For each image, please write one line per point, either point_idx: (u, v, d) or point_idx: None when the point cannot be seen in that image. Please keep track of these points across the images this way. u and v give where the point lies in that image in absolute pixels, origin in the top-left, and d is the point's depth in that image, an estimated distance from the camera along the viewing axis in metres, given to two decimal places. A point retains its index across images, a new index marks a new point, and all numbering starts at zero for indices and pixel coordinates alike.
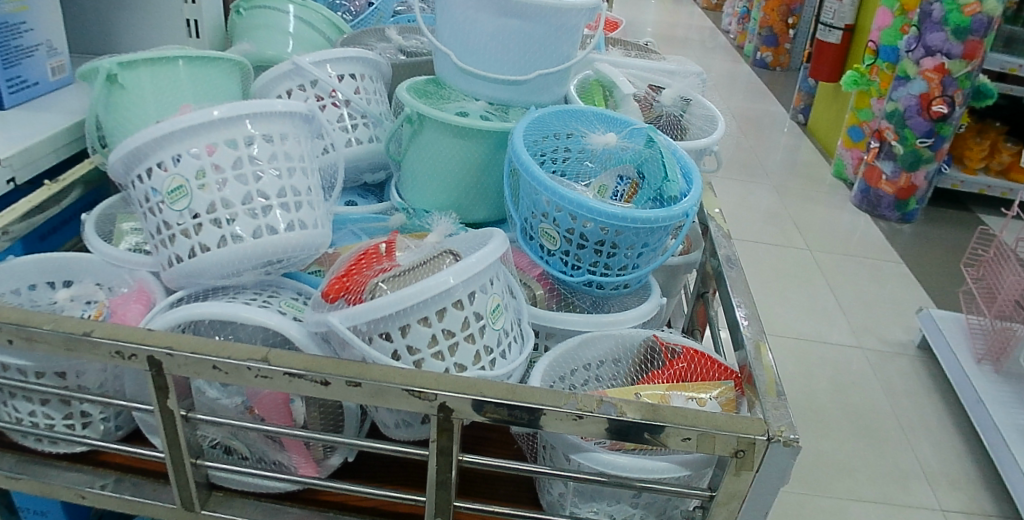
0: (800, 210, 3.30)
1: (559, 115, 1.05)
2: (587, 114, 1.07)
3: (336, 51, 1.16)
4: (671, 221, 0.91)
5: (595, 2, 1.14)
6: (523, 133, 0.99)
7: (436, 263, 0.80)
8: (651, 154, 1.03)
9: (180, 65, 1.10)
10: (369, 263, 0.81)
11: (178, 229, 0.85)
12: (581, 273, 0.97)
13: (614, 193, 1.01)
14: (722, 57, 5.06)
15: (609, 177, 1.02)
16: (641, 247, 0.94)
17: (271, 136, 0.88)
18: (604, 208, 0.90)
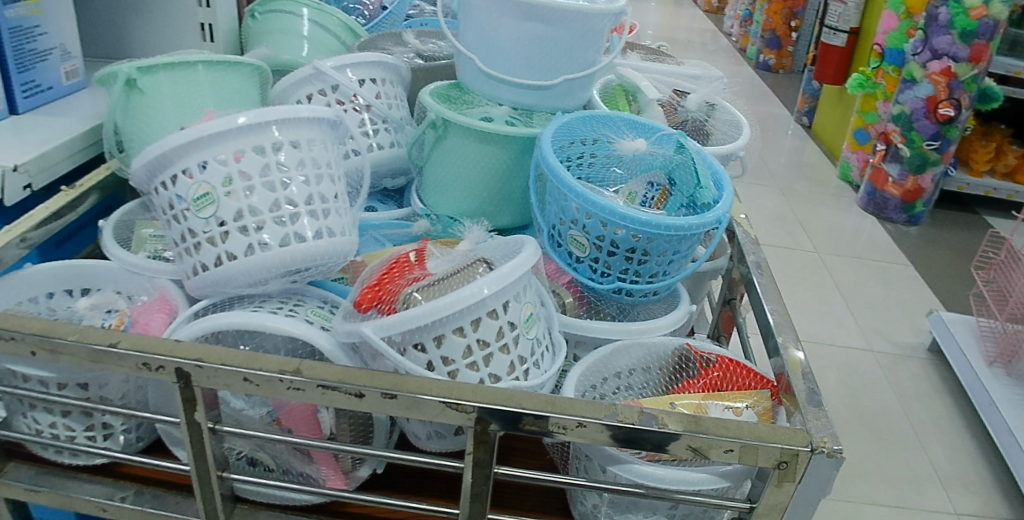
0: (808, 212, 3.29)
1: (586, 121, 1.04)
2: (615, 120, 1.06)
3: (357, 56, 1.15)
4: (703, 228, 0.90)
5: (619, 7, 1.13)
6: (551, 138, 0.98)
7: (470, 271, 0.79)
8: (680, 161, 1.01)
9: (200, 69, 1.09)
10: (401, 272, 0.80)
11: (204, 237, 0.84)
12: (610, 280, 0.96)
13: (644, 199, 1.00)
14: (726, 59, 5.05)
15: (638, 184, 1.01)
16: (672, 255, 0.93)
17: (299, 142, 0.86)
18: (636, 214, 0.88)
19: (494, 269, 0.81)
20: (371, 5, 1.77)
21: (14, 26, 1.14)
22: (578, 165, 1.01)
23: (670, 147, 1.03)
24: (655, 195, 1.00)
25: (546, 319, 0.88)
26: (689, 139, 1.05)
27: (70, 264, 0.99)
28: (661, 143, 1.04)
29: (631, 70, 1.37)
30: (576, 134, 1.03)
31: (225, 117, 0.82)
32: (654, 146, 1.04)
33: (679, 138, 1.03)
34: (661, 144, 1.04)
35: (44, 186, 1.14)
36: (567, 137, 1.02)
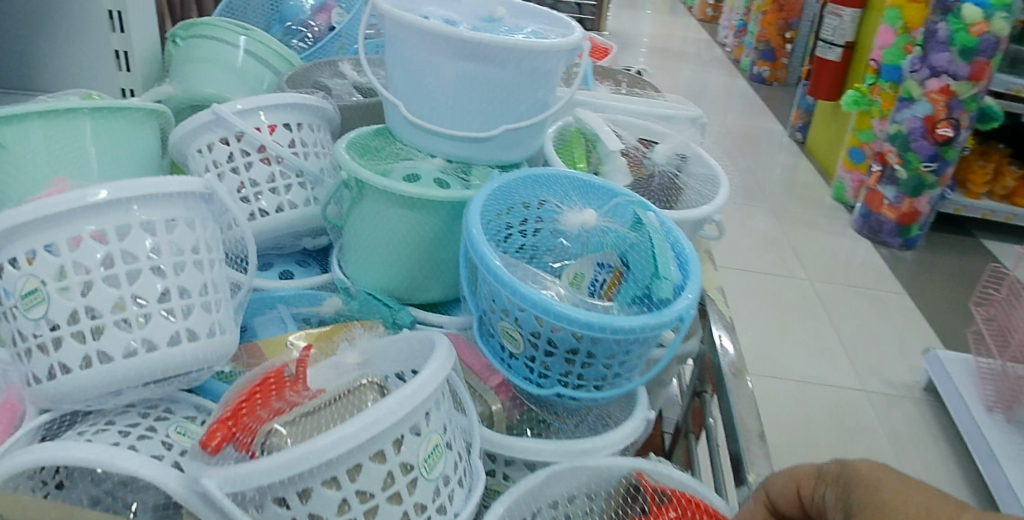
0: (800, 236, 3.12)
1: (526, 182, 0.89)
2: (564, 180, 0.90)
3: (269, 97, 0.99)
4: (660, 328, 0.73)
5: (575, 41, 0.97)
6: (481, 206, 0.83)
7: (355, 399, 0.63)
8: (639, 237, 0.85)
9: (85, 119, 0.90)
10: (268, 398, 0.63)
11: (33, 343, 0.66)
12: (551, 384, 0.79)
13: (594, 283, 0.84)
14: (718, 71, 4.89)
15: (587, 263, 0.85)
16: (624, 357, 0.76)
17: (160, 222, 0.68)
18: (577, 312, 0.71)
19: (389, 393, 0.64)
20: (317, 25, 1.57)
21: None
22: (515, 238, 0.85)
23: (628, 219, 0.87)
24: (607, 278, 0.84)
25: (463, 437, 0.72)
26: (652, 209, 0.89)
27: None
28: (618, 214, 0.88)
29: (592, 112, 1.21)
30: (514, 200, 0.87)
31: (73, 191, 0.65)
32: (608, 216, 0.88)
33: (638, 209, 0.87)
34: (618, 215, 0.88)
35: None
36: (501, 204, 0.86)
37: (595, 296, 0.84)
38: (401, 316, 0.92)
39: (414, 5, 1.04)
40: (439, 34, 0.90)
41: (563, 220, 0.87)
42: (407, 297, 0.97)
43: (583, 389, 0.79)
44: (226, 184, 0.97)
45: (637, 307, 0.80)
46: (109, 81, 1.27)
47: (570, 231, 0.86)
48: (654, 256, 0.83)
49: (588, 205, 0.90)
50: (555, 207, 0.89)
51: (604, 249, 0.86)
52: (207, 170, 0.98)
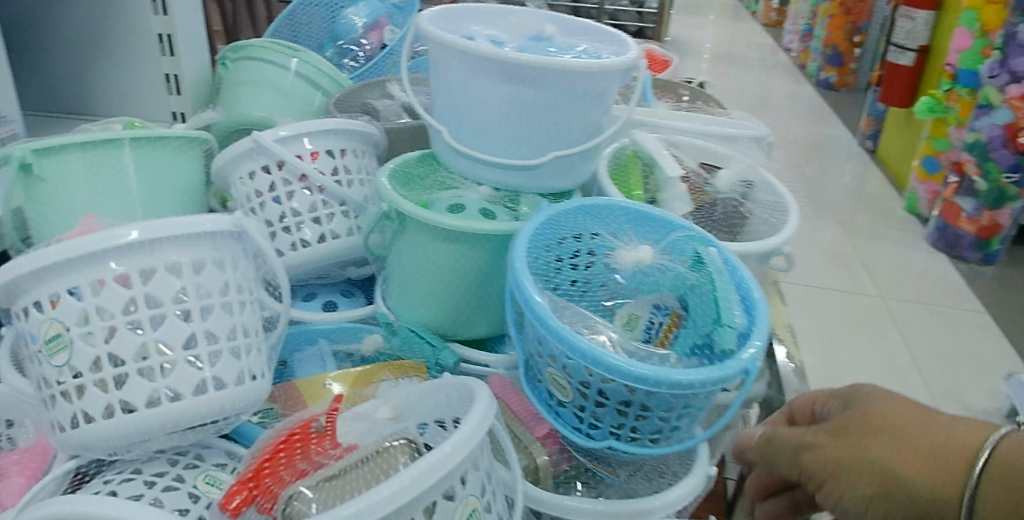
0: (870, 244, 2.89)
1: (576, 213, 0.83)
2: (617, 212, 0.85)
3: (314, 123, 0.95)
4: (721, 383, 0.67)
5: (629, 60, 0.90)
6: (528, 241, 0.77)
7: (383, 460, 0.60)
8: (698, 278, 0.79)
9: (126, 150, 0.87)
10: (293, 454, 0.62)
11: (57, 390, 0.63)
12: (602, 436, 0.72)
13: (650, 327, 0.78)
14: (784, 78, 4.69)
15: (643, 304, 0.79)
16: (682, 410, 0.70)
17: (187, 265, 0.65)
18: (629, 364, 0.65)
19: (420, 453, 0.61)
20: (370, 43, 1.50)
21: None
22: (564, 275, 0.79)
23: (687, 257, 0.81)
24: (665, 320, 0.78)
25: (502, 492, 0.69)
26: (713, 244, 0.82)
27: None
28: (676, 250, 0.82)
29: (648, 133, 1.15)
30: (563, 232, 0.82)
31: (103, 231, 0.62)
32: (665, 252, 0.82)
33: (699, 245, 0.81)
34: (676, 251, 0.82)
35: None
36: (550, 237, 0.80)
37: (650, 341, 0.78)
38: (444, 357, 0.88)
39: (458, 25, 1.01)
40: (483, 56, 0.85)
41: (617, 256, 0.81)
42: (453, 333, 0.92)
43: (637, 443, 0.72)
44: (267, 213, 0.94)
45: (695, 358, 0.74)
46: (160, 103, 1.23)
47: (623, 268, 0.80)
48: (716, 301, 0.76)
49: (644, 239, 0.84)
50: (607, 241, 0.83)
51: (661, 290, 0.81)
52: (248, 199, 0.95)
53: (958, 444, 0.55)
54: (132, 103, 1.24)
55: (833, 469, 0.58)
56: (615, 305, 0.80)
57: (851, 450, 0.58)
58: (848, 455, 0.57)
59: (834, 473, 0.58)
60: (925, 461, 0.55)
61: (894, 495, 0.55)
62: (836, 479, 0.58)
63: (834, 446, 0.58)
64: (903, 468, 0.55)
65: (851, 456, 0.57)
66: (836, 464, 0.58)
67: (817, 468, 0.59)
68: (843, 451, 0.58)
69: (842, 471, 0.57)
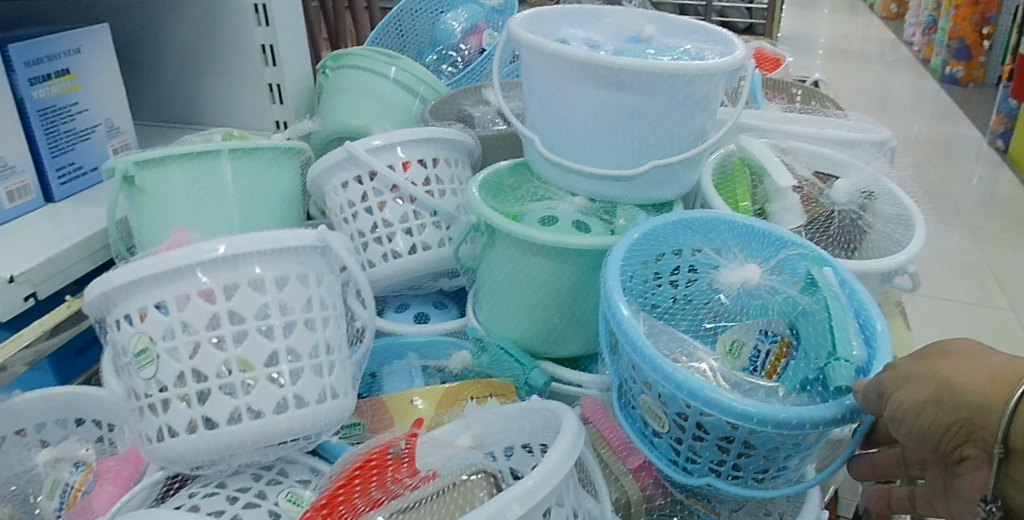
0: (999, 247, 2.47)
1: (678, 227, 0.76)
2: (722, 225, 0.78)
3: (407, 132, 0.93)
4: (833, 424, 0.60)
5: (735, 62, 0.84)
6: (623, 258, 0.72)
7: (462, 495, 0.58)
8: (810, 303, 0.70)
9: (223, 161, 0.88)
10: (367, 484, 0.61)
11: (145, 403, 0.64)
12: (700, 472, 0.66)
13: (754, 356, 0.71)
14: (906, 72, 4.34)
15: (746, 332, 0.73)
16: (790, 451, 0.63)
17: (271, 281, 0.64)
18: (730, 400, 0.60)
19: (501, 489, 0.59)
20: (469, 48, 1.49)
21: (42, 107, 0.93)
22: (656, 297, 0.75)
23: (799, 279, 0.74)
24: (772, 348, 0.71)
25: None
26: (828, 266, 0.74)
27: (60, 390, 0.81)
28: (787, 271, 0.75)
29: (758, 138, 1.07)
30: (660, 249, 0.76)
31: (192, 245, 0.62)
32: (773, 272, 0.76)
33: (812, 266, 0.73)
34: (787, 271, 0.75)
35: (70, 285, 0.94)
36: (645, 254, 0.75)
37: (756, 371, 0.70)
38: (533, 377, 0.83)
39: (553, 28, 0.97)
40: (577, 61, 0.81)
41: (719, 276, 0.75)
42: (544, 351, 0.89)
43: (739, 482, 0.66)
44: (359, 224, 0.93)
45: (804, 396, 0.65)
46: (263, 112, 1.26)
47: (724, 289, 0.75)
48: (829, 330, 0.67)
49: (750, 255, 0.78)
50: (708, 258, 0.77)
51: (769, 314, 0.74)
52: (342, 208, 0.95)
53: (1013, 372, 0.56)
54: (236, 113, 1.27)
55: (900, 380, 0.57)
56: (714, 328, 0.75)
57: (924, 366, 0.57)
58: (918, 369, 0.57)
59: (903, 383, 0.57)
60: (986, 376, 0.56)
61: (945, 399, 0.56)
62: (901, 388, 0.57)
63: (907, 363, 0.58)
64: (966, 379, 0.56)
65: (919, 367, 0.57)
66: (905, 374, 0.57)
67: (886, 381, 0.57)
68: (915, 368, 0.57)
69: (910, 381, 0.57)
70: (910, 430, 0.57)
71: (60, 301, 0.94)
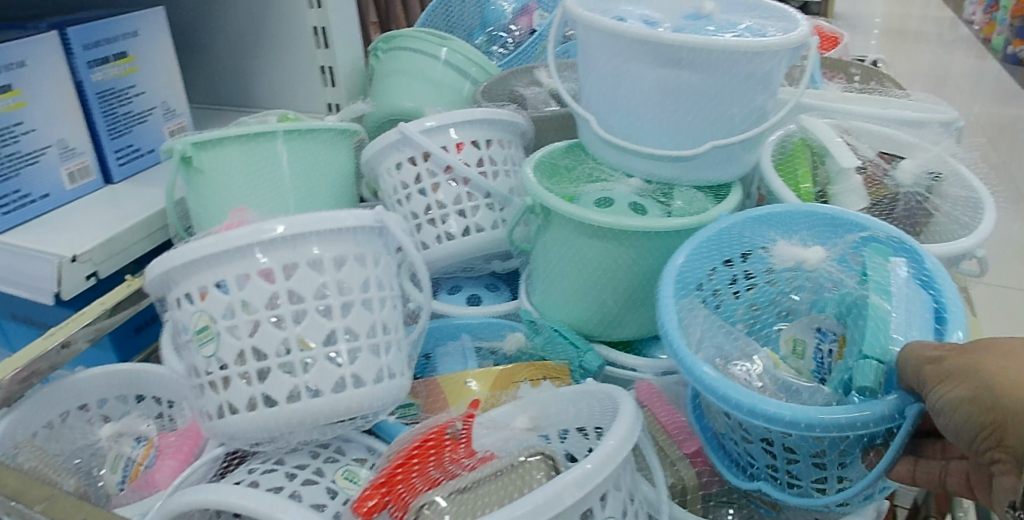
0: None
1: (748, 224, 0.76)
2: (800, 216, 0.76)
3: (460, 112, 0.92)
4: (879, 424, 0.59)
5: (800, 37, 0.81)
6: (686, 262, 0.72)
7: (518, 477, 0.58)
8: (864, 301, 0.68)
9: (278, 142, 0.89)
10: (424, 464, 0.61)
11: (206, 380, 0.65)
12: (755, 476, 0.68)
13: (818, 357, 0.73)
14: (966, 51, 4.16)
15: (808, 331, 0.75)
16: (840, 454, 0.62)
17: (328, 262, 0.64)
18: (763, 403, 0.59)
19: (559, 472, 0.58)
20: (519, 30, 1.46)
21: (101, 89, 0.95)
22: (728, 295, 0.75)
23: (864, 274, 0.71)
24: (833, 347, 0.72)
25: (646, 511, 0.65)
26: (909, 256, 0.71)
27: (120, 367, 0.83)
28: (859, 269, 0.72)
29: (819, 118, 1.04)
30: (733, 248, 0.75)
31: (251, 225, 0.62)
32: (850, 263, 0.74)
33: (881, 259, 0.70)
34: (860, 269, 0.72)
35: (131, 264, 0.96)
36: (716, 253, 0.75)
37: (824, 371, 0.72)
38: (588, 360, 0.84)
39: (609, 5, 0.94)
40: (636, 38, 0.79)
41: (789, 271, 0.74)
42: (600, 335, 0.87)
43: (799, 492, 0.66)
44: (413, 205, 0.93)
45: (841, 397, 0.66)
46: (314, 95, 1.26)
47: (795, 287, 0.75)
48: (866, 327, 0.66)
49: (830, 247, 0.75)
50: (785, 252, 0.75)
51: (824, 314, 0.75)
52: (395, 190, 0.95)
53: None
54: (287, 95, 1.28)
55: (943, 374, 0.56)
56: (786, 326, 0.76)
57: (971, 362, 0.55)
58: (964, 364, 0.55)
59: (946, 377, 0.55)
60: None
61: (984, 400, 0.54)
62: (943, 382, 0.55)
63: (954, 358, 0.56)
64: (1009, 382, 0.53)
65: (967, 365, 0.55)
66: (949, 370, 0.55)
67: (929, 374, 0.56)
68: (962, 362, 0.55)
69: (954, 376, 0.55)
70: (947, 425, 0.56)
71: (121, 280, 0.96)
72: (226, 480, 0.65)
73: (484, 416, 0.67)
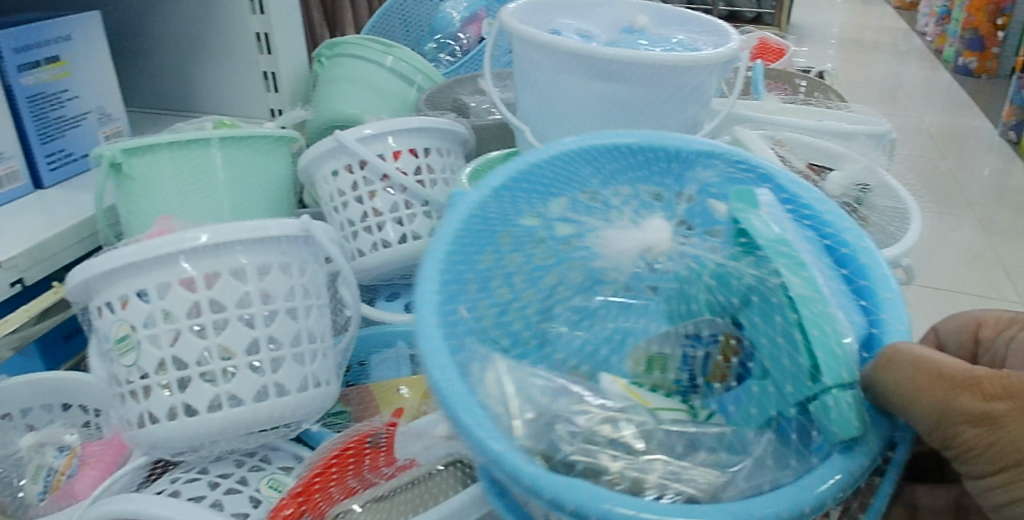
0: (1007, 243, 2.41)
1: (497, 197, 0.60)
2: (573, 159, 0.63)
3: (397, 121, 0.93)
4: (861, 477, 0.48)
5: (729, 53, 0.83)
6: (440, 275, 0.54)
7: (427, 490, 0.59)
8: (772, 282, 0.53)
9: (212, 148, 0.88)
10: (342, 475, 0.62)
11: (127, 389, 0.65)
12: None
13: (687, 367, 0.58)
14: (918, 62, 4.26)
15: (672, 338, 0.58)
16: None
17: (253, 272, 0.64)
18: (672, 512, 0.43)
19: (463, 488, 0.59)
20: (468, 37, 1.47)
21: (32, 93, 0.93)
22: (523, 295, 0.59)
23: (733, 230, 0.58)
24: (712, 352, 0.58)
25: None
26: (765, 183, 0.63)
27: (46, 376, 0.82)
28: (697, 218, 0.62)
29: (752, 129, 1.07)
30: (503, 224, 0.59)
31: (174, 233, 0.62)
32: (675, 213, 0.62)
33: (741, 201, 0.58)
34: (698, 220, 0.62)
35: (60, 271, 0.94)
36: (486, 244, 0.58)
37: (697, 381, 0.58)
38: None
39: (546, 18, 0.96)
40: (570, 53, 0.80)
41: (611, 248, 0.60)
42: None
43: None
44: (350, 213, 0.94)
45: (770, 435, 0.53)
46: (258, 100, 1.25)
47: (614, 270, 0.60)
48: (800, 326, 0.51)
49: (629, 191, 0.63)
50: (570, 217, 0.61)
51: (695, 313, 0.59)
52: (332, 198, 0.95)
53: None
54: (229, 100, 1.27)
55: (987, 449, 0.45)
56: (626, 333, 0.59)
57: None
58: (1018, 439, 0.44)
59: (989, 457, 0.45)
60: None
61: None
62: (984, 462, 0.45)
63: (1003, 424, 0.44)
64: None
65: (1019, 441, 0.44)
66: (995, 444, 0.45)
67: (967, 446, 0.46)
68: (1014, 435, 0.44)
69: (1001, 455, 0.45)
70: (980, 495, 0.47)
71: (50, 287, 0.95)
72: (149, 490, 0.65)
73: (408, 424, 0.68)
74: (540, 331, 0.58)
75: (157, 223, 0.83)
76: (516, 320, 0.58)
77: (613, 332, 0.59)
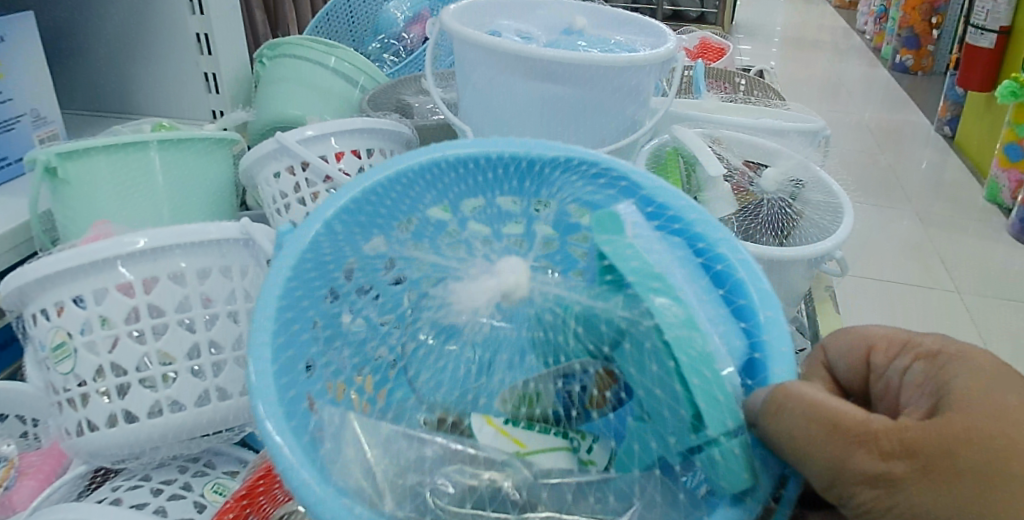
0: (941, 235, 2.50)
1: (328, 233, 0.57)
2: (417, 180, 0.60)
3: (339, 122, 0.93)
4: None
5: (665, 55, 0.86)
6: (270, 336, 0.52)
7: None
8: (646, 324, 0.53)
9: (149, 152, 0.87)
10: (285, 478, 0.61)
11: (64, 397, 0.64)
12: None
13: (561, 398, 0.58)
14: (858, 61, 4.39)
15: (546, 375, 0.58)
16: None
17: (192, 275, 0.64)
18: None
19: None
20: (411, 37, 1.48)
21: None
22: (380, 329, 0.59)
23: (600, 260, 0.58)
24: (584, 385, 0.58)
25: None
26: (622, 195, 0.61)
27: None
28: (558, 232, 0.62)
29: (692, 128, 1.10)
30: (337, 260, 0.58)
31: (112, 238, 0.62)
32: (536, 227, 0.63)
33: (605, 224, 0.58)
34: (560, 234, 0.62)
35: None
36: (317, 284, 0.57)
37: (569, 413, 0.59)
38: None
39: (486, 19, 0.97)
40: (508, 54, 0.82)
41: (468, 290, 0.58)
42: None
43: None
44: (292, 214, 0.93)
45: (656, 475, 0.53)
46: (198, 102, 1.23)
47: (469, 312, 0.58)
48: (681, 376, 0.51)
49: (482, 205, 0.63)
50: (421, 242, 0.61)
51: (569, 357, 0.57)
52: (274, 199, 0.95)
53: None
54: (169, 102, 1.25)
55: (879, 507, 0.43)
56: (491, 360, 0.58)
57: (916, 492, 0.42)
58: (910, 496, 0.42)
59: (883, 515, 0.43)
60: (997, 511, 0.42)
61: None
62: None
63: (897, 480, 0.43)
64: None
65: (913, 499, 0.42)
66: (889, 503, 0.43)
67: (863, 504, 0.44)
68: (905, 493, 0.42)
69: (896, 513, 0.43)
70: None
71: None
72: (91, 499, 0.65)
73: None
74: (400, 361, 0.59)
75: (93, 230, 0.82)
76: (373, 350, 0.59)
77: (481, 352, 0.58)
